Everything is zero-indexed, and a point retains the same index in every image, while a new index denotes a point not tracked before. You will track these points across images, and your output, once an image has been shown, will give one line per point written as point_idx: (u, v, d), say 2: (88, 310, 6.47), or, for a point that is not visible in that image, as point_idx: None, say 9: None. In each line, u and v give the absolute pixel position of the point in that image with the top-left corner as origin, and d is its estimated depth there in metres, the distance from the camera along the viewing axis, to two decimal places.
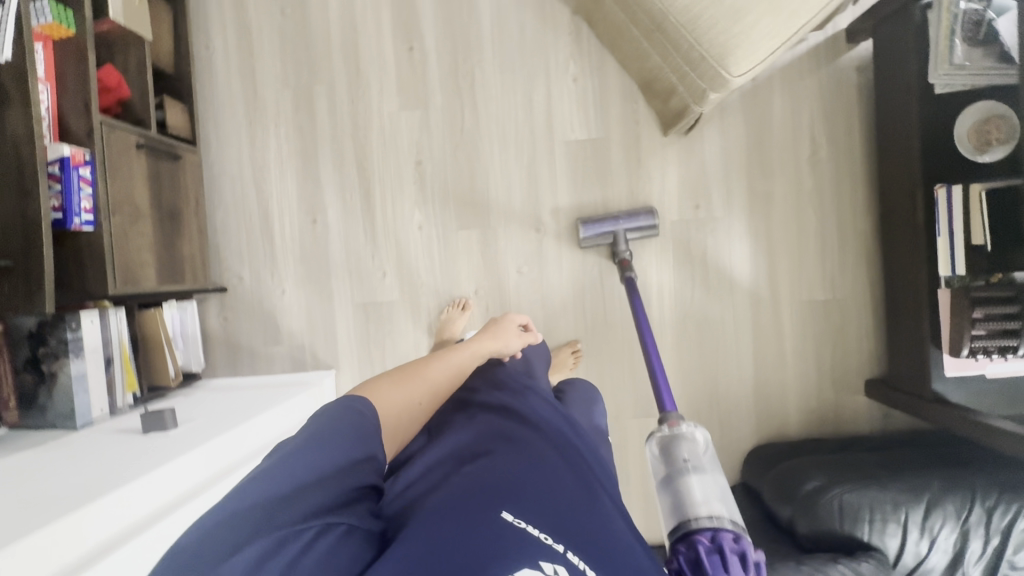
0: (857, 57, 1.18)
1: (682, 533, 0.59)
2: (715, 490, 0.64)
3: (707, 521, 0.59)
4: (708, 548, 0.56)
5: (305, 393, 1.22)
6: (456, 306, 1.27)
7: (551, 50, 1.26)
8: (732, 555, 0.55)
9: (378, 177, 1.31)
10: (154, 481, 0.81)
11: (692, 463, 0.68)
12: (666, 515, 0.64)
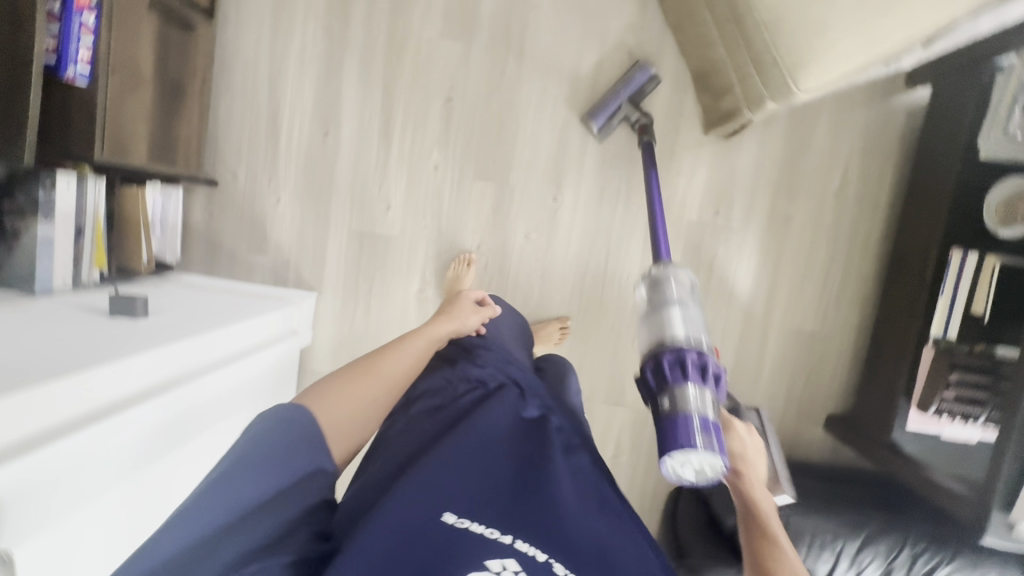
0: (910, 101, 1.16)
1: (655, 350, 0.71)
2: (690, 318, 0.74)
3: (673, 343, 0.70)
4: (670, 360, 0.68)
5: (284, 310, 1.16)
6: (462, 263, 1.23)
7: (612, 14, 1.19)
8: (693, 366, 0.67)
9: (403, 104, 1.23)
10: (138, 361, 0.77)
11: (674, 295, 0.76)
12: (646, 335, 0.75)
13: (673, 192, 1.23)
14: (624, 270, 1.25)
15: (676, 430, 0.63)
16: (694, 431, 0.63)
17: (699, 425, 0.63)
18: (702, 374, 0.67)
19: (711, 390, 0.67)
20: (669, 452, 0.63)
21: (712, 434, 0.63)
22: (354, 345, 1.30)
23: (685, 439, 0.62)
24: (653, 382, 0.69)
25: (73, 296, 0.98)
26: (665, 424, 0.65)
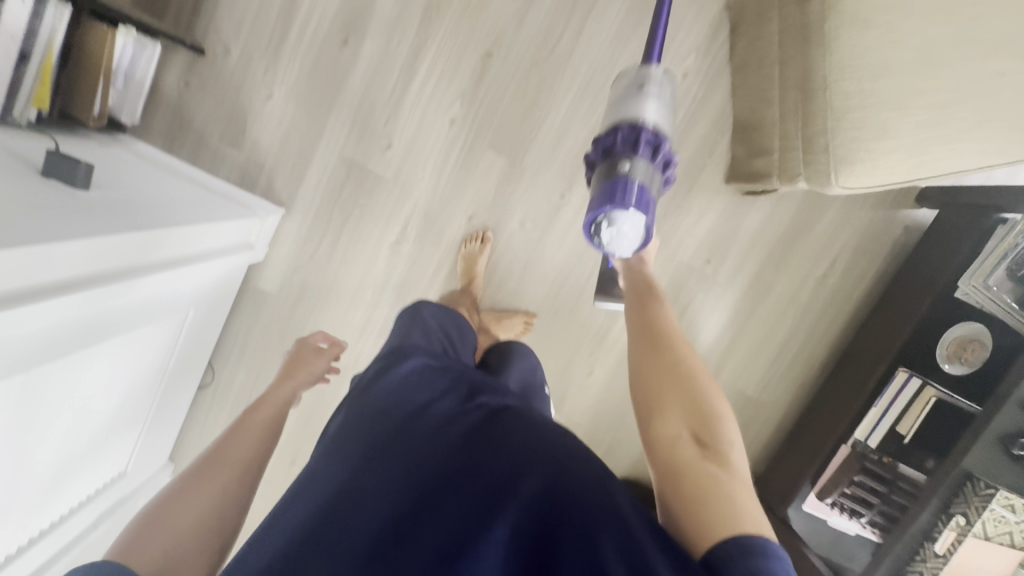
0: (912, 217, 1.20)
1: (628, 123, 0.81)
2: (650, 105, 0.82)
3: (631, 121, 0.81)
4: (621, 135, 0.80)
5: (244, 221, 1.05)
6: (476, 240, 1.19)
7: (681, 30, 1.12)
8: (652, 143, 0.79)
9: (438, 41, 1.11)
10: (72, 249, 0.67)
11: (648, 88, 0.83)
12: (617, 113, 0.84)
13: (673, 228, 1.22)
14: None
15: (608, 193, 0.77)
16: (624, 194, 0.76)
17: (632, 191, 0.77)
18: (647, 150, 0.79)
19: (651, 165, 0.79)
20: (599, 210, 0.77)
21: (640, 199, 0.76)
22: (309, 275, 1.21)
23: (613, 201, 0.76)
24: (602, 152, 0.82)
25: (6, 132, 0.83)
26: (602, 188, 0.78)
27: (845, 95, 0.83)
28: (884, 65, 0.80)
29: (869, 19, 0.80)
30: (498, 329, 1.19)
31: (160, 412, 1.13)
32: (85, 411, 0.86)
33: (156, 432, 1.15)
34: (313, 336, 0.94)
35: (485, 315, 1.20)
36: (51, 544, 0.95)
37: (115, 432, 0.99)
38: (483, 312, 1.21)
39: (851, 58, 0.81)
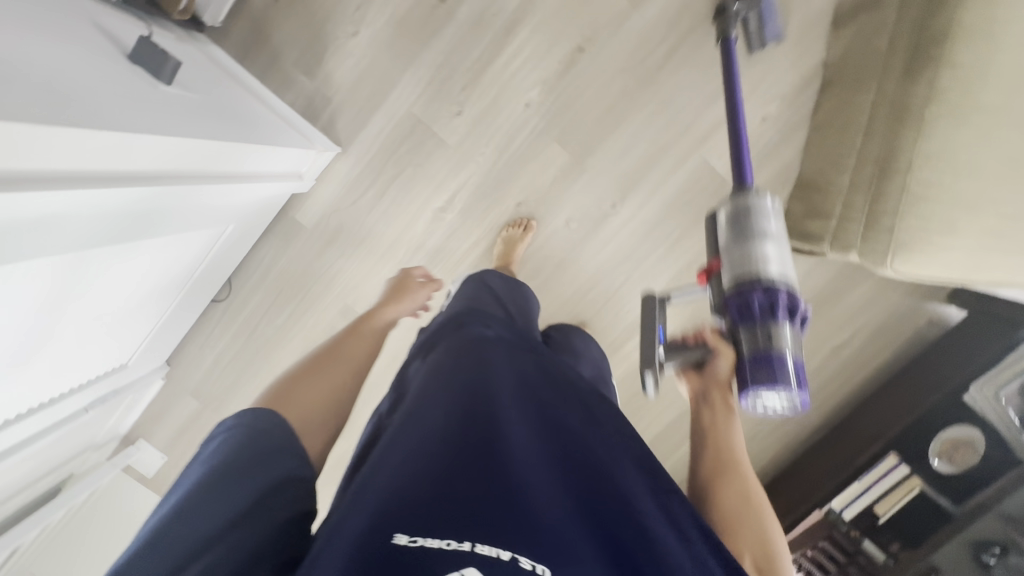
0: (939, 312, 1.22)
1: (749, 283, 0.68)
2: (770, 252, 0.69)
3: (749, 281, 0.68)
4: (750, 303, 0.67)
5: (301, 152, 1.04)
6: (518, 227, 1.19)
7: (773, 75, 1.12)
8: (784, 307, 0.67)
9: (534, 23, 1.10)
10: (151, 145, 0.67)
11: (753, 228, 0.71)
12: (729, 264, 0.71)
13: None
14: (628, 305, 1.25)
15: (758, 375, 0.65)
16: (780, 375, 0.65)
17: (789, 370, 0.65)
18: (783, 315, 0.67)
19: (793, 329, 0.67)
20: (752, 390, 0.66)
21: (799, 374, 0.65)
22: (348, 219, 1.21)
23: (772, 386, 0.65)
24: (730, 319, 0.70)
25: (102, 8, 0.83)
26: (748, 367, 0.66)
27: (926, 185, 0.83)
28: (973, 167, 0.81)
29: (969, 119, 0.80)
30: None
31: (173, 315, 1.13)
32: (115, 300, 0.87)
33: (164, 332, 1.16)
34: (413, 269, 0.96)
35: None
36: (47, 417, 0.96)
37: (131, 324, 1.00)
38: None
39: (940, 151, 0.82)
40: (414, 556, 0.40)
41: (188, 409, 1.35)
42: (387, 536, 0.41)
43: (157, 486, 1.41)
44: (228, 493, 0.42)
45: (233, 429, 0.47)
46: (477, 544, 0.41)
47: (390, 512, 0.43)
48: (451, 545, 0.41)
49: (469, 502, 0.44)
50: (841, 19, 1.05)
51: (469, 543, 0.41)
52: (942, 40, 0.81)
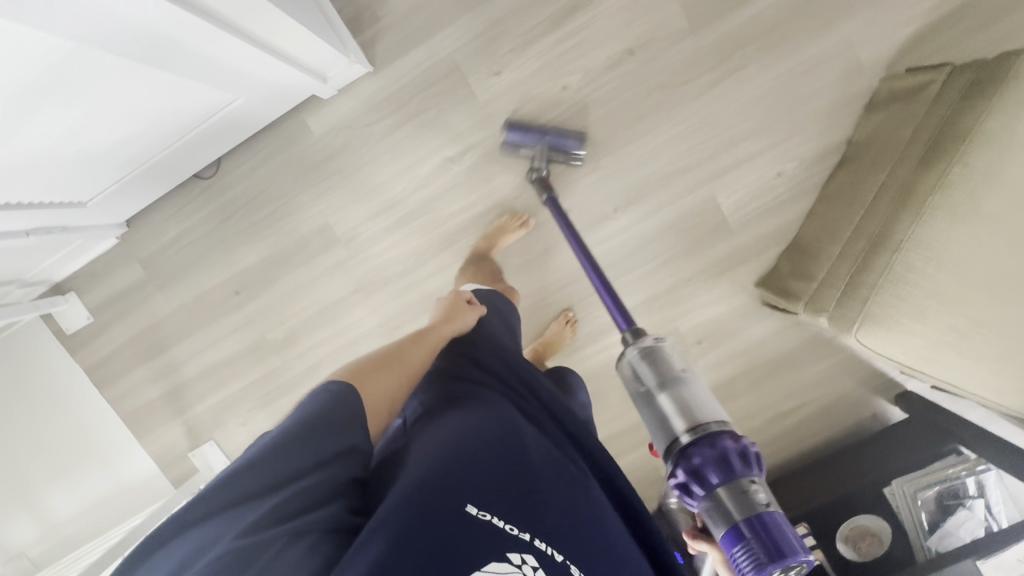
0: (882, 408, 1.26)
1: (693, 438, 0.64)
2: (700, 396, 0.67)
3: (699, 435, 0.63)
4: (712, 461, 0.62)
5: (334, 51, 1.03)
6: (516, 220, 1.18)
7: (800, 137, 1.15)
8: (734, 455, 0.62)
9: (595, 14, 1.12)
10: None
11: (675, 373, 0.69)
12: (663, 424, 0.67)
13: (689, 297, 1.24)
14: (599, 310, 1.25)
15: (757, 544, 0.59)
16: (774, 540, 0.59)
17: (781, 531, 0.59)
18: (747, 467, 0.62)
19: (758, 477, 0.62)
20: (762, 573, 0.58)
21: (789, 531, 0.60)
22: (358, 140, 1.19)
23: (774, 558, 0.58)
24: (699, 488, 0.63)
25: None
26: (746, 539, 0.59)
27: (908, 268, 0.87)
28: (956, 262, 0.84)
29: (966, 217, 0.83)
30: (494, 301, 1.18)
31: (151, 172, 1.08)
32: (99, 121, 0.83)
33: (135, 187, 1.11)
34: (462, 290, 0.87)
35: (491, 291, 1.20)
36: None
37: (107, 160, 0.95)
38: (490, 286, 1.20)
39: (933, 238, 0.85)
40: (480, 528, 0.52)
41: (132, 277, 1.29)
42: (461, 506, 0.52)
43: (71, 346, 1.34)
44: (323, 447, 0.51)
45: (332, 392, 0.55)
46: (534, 538, 0.53)
47: (457, 493, 0.53)
48: (512, 530, 0.53)
49: (523, 501, 0.55)
50: (875, 104, 1.10)
51: (525, 535, 0.53)
52: (964, 138, 0.85)
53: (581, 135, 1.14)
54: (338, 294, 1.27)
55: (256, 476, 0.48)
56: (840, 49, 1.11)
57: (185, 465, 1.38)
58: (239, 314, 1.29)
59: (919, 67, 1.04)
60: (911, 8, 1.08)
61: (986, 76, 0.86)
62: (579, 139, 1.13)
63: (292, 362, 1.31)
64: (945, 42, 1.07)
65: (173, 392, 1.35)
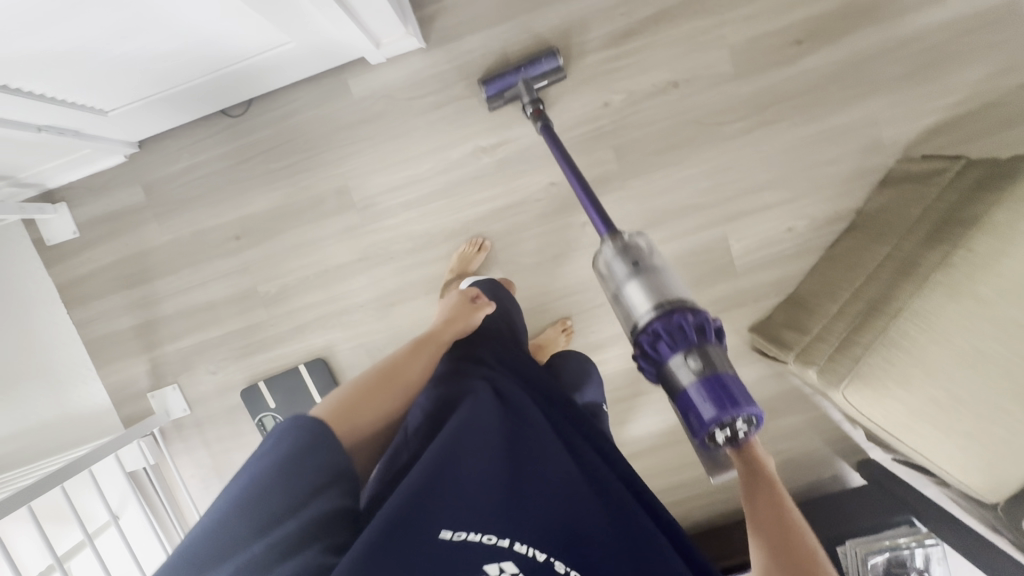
0: (843, 470, 1.31)
1: (656, 312, 0.72)
2: (667, 282, 0.75)
3: (661, 310, 0.72)
4: (668, 335, 0.71)
5: (395, 17, 1.04)
6: (473, 245, 1.22)
7: (816, 198, 1.20)
8: (691, 326, 0.70)
9: (649, 42, 1.15)
10: None
11: (645, 261, 0.77)
12: (632, 306, 0.75)
13: None
14: (595, 325, 1.27)
15: (705, 397, 0.67)
16: (722, 395, 0.67)
17: (731, 387, 0.67)
18: (703, 337, 0.71)
19: (714, 345, 0.71)
20: (708, 422, 0.66)
21: (738, 390, 0.67)
22: (395, 111, 1.19)
23: (720, 407, 0.66)
24: (657, 355, 0.72)
25: None
26: (696, 394, 0.68)
27: (902, 335, 0.91)
28: (946, 336, 0.88)
29: (963, 297, 0.88)
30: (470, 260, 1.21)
31: (183, 96, 1.06)
32: (154, 25, 0.82)
33: (161, 108, 1.07)
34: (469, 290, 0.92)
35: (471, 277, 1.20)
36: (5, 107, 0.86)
37: (145, 72, 0.93)
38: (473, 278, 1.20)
39: (929, 311, 0.90)
40: (459, 549, 0.53)
41: (130, 199, 1.24)
42: (435, 533, 0.53)
43: (47, 258, 1.26)
44: (296, 474, 0.55)
45: (297, 425, 0.59)
46: (515, 543, 0.54)
47: (432, 517, 0.54)
48: (491, 539, 0.54)
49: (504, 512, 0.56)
50: (889, 181, 1.16)
51: (506, 541, 0.54)
52: (972, 225, 0.90)
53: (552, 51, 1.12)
54: (341, 259, 1.25)
55: (239, 522, 0.52)
56: (867, 124, 1.17)
57: (142, 404, 1.32)
58: (234, 259, 1.25)
59: (934, 156, 1.11)
60: (936, 101, 1.15)
61: (1000, 173, 0.92)
62: (547, 54, 1.13)
63: (279, 319, 1.28)
64: (958, 138, 1.16)
65: (146, 326, 1.29)
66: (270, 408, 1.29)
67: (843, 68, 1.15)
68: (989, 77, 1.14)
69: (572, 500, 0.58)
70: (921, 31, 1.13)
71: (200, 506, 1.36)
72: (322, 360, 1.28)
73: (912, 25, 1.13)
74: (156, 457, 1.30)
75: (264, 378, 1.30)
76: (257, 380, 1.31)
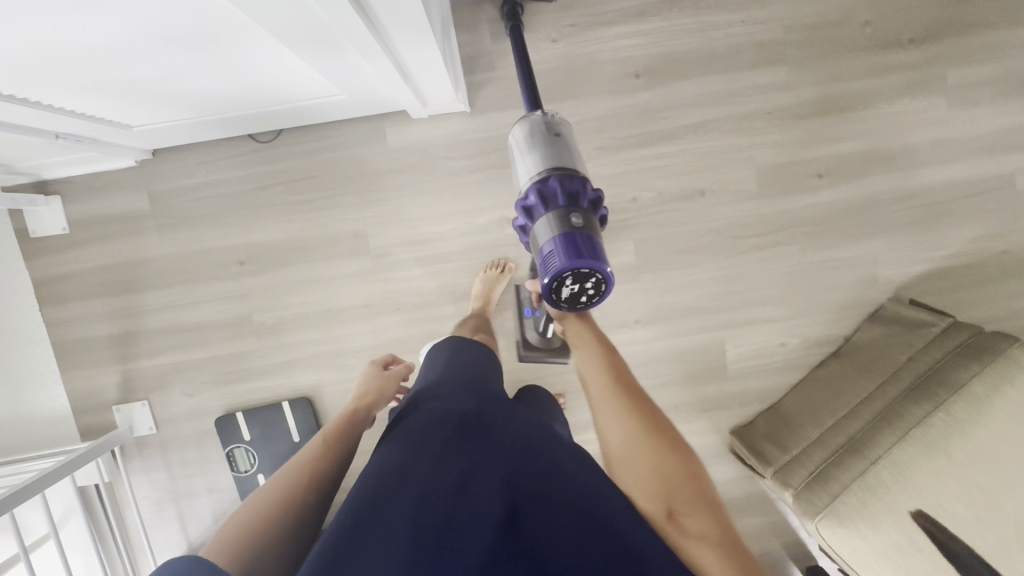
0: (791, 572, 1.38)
1: (539, 173, 0.69)
2: (563, 151, 0.70)
3: (546, 173, 0.68)
4: (544, 197, 0.67)
5: (447, 85, 1.04)
6: (494, 267, 1.20)
7: (812, 319, 1.27)
8: (570, 193, 0.67)
9: (684, 147, 1.20)
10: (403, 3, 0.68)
11: (551, 130, 0.72)
12: (521, 167, 0.72)
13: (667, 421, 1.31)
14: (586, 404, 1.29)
15: (558, 251, 0.64)
16: (574, 246, 0.64)
17: (585, 244, 0.65)
18: (576, 203, 0.67)
19: (587, 214, 0.67)
20: (554, 271, 0.64)
21: (592, 251, 0.64)
22: (428, 168, 1.18)
23: (570, 257, 0.63)
24: (528, 215, 0.70)
25: None
26: (551, 250, 0.65)
27: (878, 483, 0.96)
28: (916, 488, 0.94)
29: (937, 455, 0.95)
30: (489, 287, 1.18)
31: (215, 123, 1.02)
32: (210, 70, 0.79)
33: (190, 129, 1.03)
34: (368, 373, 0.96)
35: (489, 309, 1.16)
36: (27, 118, 0.80)
37: (186, 101, 0.89)
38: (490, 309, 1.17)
39: (905, 461, 0.96)
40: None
41: (132, 204, 1.18)
42: None
43: (29, 250, 1.19)
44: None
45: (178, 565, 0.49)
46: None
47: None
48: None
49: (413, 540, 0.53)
50: (879, 317, 1.24)
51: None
52: (952, 390, 0.98)
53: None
54: (346, 303, 1.22)
55: None
56: (867, 260, 1.25)
57: (105, 415, 1.24)
58: (234, 284, 1.21)
59: (921, 304, 1.20)
60: (930, 251, 1.25)
61: (983, 344, 1.01)
62: None
63: (271, 352, 1.24)
64: (943, 288, 1.26)
65: (125, 337, 1.22)
66: (244, 440, 1.25)
67: (854, 206, 1.23)
68: (980, 238, 1.24)
69: (474, 510, 0.55)
70: (929, 186, 1.22)
71: (149, 527, 1.29)
72: (308, 399, 1.25)
73: (922, 179, 1.22)
74: (110, 474, 1.23)
75: (243, 408, 1.26)
76: (234, 409, 1.25)
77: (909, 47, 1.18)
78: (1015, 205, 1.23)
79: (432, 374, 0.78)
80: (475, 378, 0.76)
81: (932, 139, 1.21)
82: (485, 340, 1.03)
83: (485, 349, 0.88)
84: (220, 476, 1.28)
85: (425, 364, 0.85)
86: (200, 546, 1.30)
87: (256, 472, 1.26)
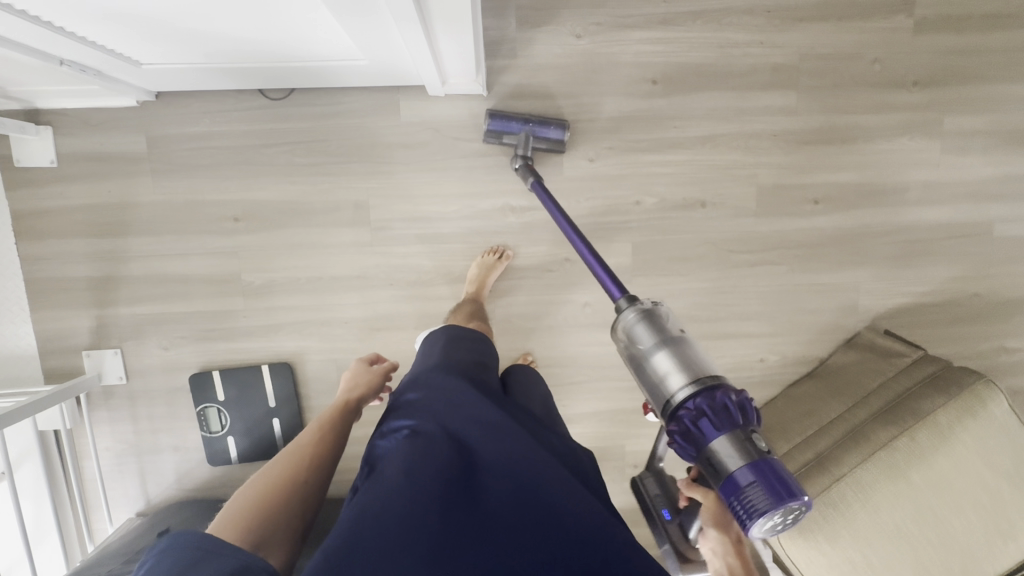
0: None
1: (692, 390, 0.65)
2: (695, 354, 0.68)
3: (696, 388, 0.65)
4: (704, 414, 0.64)
5: (471, 67, 1.04)
6: (493, 254, 1.21)
7: (793, 339, 1.31)
8: (732, 409, 0.64)
9: (692, 158, 1.22)
10: None
11: (675, 333, 0.70)
12: (662, 382, 0.67)
13: (643, 423, 1.33)
14: (568, 398, 1.31)
15: (758, 486, 0.60)
16: (775, 482, 0.60)
17: (779, 473, 0.61)
18: (741, 418, 0.64)
19: (753, 428, 0.64)
20: (764, 514, 0.59)
21: (788, 479, 0.61)
22: (439, 147, 1.18)
23: (778, 494, 0.59)
24: (696, 441, 0.64)
25: None
26: (747, 485, 0.60)
27: (840, 498, 1.00)
28: (872, 507, 0.99)
29: (896, 475, 1.00)
30: (487, 274, 1.19)
31: (231, 73, 0.99)
32: (233, 16, 0.77)
33: (202, 75, 1.00)
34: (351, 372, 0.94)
35: (481, 296, 1.18)
36: (32, 39, 0.77)
37: (204, 45, 0.87)
38: (483, 296, 1.18)
39: (865, 481, 1.00)
40: None
41: (129, 145, 1.14)
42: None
43: (11, 180, 1.13)
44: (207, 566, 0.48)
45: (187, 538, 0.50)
46: None
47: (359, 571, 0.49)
48: None
49: (396, 543, 0.51)
50: (854, 344, 1.30)
51: None
52: (919, 418, 1.03)
53: (561, 122, 1.14)
54: (339, 272, 1.21)
55: None
56: (850, 288, 1.30)
57: (73, 360, 1.20)
58: (226, 240, 1.18)
59: (895, 336, 1.26)
60: (908, 286, 1.30)
61: (950, 378, 1.08)
62: (560, 127, 1.14)
63: (257, 315, 1.21)
64: (915, 322, 1.32)
65: (104, 282, 1.18)
66: (218, 400, 1.22)
67: (844, 235, 1.28)
68: (954, 279, 1.30)
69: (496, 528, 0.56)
70: (914, 225, 1.28)
71: (106, 482, 1.25)
72: (289, 365, 1.23)
73: (909, 217, 1.28)
74: (73, 421, 1.19)
75: (219, 367, 1.23)
76: (211, 367, 1.22)
77: (912, 89, 1.23)
78: (990, 252, 1.30)
79: (440, 356, 0.78)
80: (478, 371, 0.76)
81: (924, 179, 1.26)
82: (477, 326, 1.04)
83: (478, 334, 0.87)
84: (187, 434, 1.25)
85: (423, 346, 0.84)
86: (158, 504, 1.26)
87: (227, 434, 1.23)
